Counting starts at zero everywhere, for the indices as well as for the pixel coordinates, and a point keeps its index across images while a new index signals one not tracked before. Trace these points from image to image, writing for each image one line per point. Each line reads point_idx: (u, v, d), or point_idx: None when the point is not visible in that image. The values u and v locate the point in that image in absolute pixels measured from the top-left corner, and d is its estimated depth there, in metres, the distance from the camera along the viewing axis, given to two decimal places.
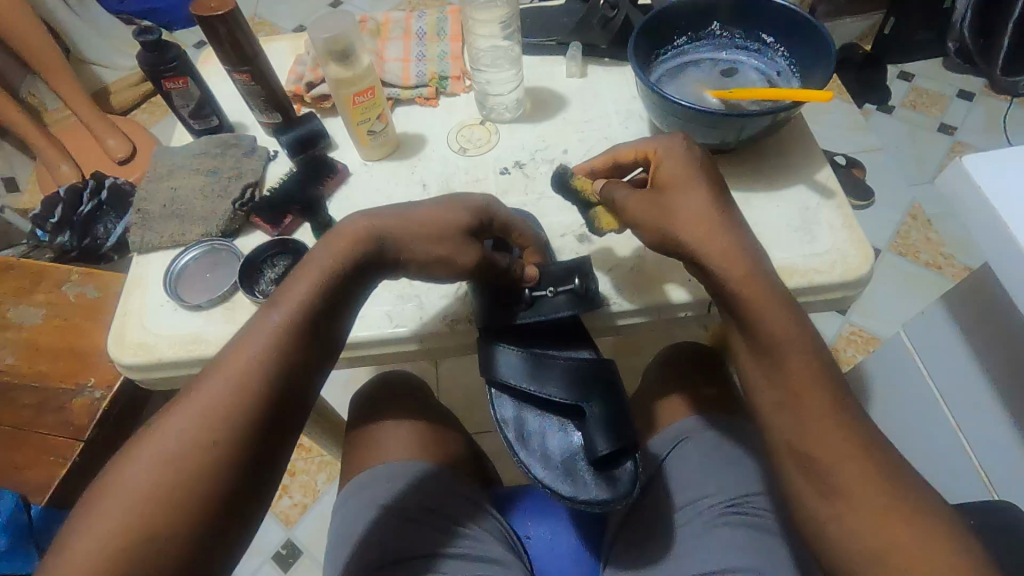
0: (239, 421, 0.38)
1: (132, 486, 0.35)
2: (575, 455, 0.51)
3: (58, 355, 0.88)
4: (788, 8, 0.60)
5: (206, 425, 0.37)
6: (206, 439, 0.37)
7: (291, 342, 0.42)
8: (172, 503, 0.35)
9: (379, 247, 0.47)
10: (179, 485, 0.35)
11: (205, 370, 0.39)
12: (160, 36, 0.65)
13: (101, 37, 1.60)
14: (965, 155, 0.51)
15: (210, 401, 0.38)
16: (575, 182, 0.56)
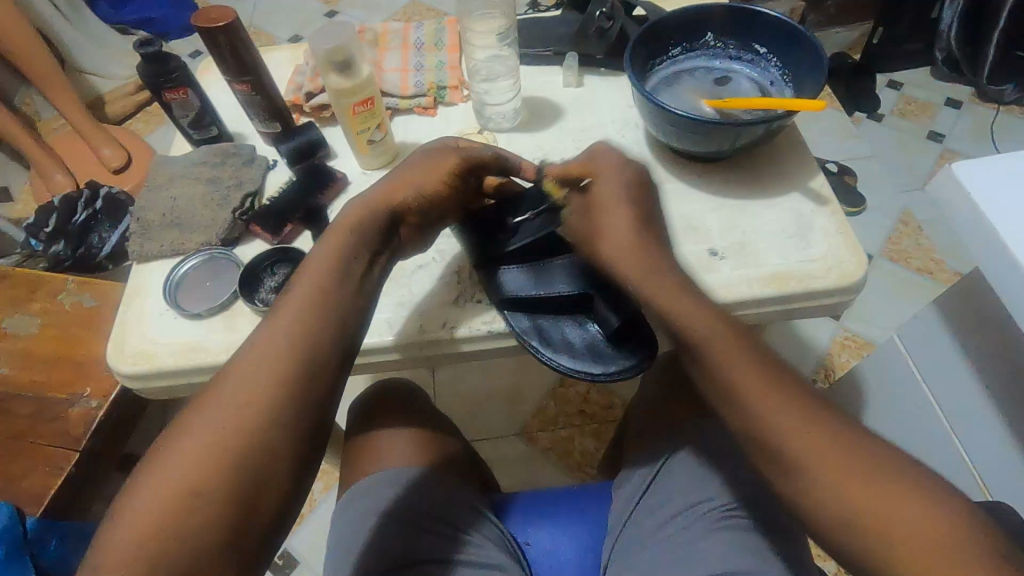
0: (263, 411, 0.42)
1: (176, 467, 0.40)
2: (595, 339, 0.56)
3: (54, 364, 0.88)
4: (780, 19, 0.61)
5: (235, 414, 0.42)
6: (235, 427, 0.42)
7: (311, 340, 0.46)
8: (206, 482, 0.40)
9: (381, 215, 0.54)
10: (211, 467, 0.40)
11: (239, 368, 0.44)
12: (161, 48, 0.65)
13: (96, 48, 1.61)
14: (955, 163, 0.53)
15: (239, 394, 0.43)
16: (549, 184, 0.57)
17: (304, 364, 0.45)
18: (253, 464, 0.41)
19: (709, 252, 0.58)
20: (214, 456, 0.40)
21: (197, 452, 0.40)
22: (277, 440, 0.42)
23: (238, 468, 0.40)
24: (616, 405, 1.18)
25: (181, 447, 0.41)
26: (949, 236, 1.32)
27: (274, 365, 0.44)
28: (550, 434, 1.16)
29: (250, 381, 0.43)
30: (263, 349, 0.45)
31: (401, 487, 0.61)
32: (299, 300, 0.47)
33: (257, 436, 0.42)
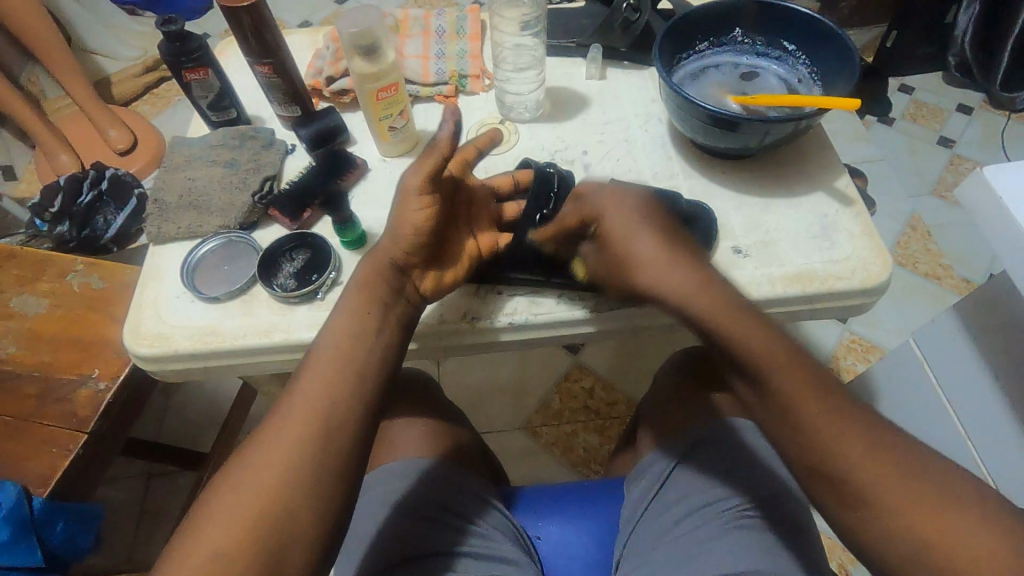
0: (306, 447, 0.43)
1: (224, 511, 0.40)
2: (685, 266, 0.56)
3: (61, 345, 0.87)
4: (812, 17, 0.61)
5: (279, 453, 0.43)
6: (281, 463, 0.42)
7: (346, 377, 0.46)
8: (255, 521, 0.40)
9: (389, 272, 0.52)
10: (260, 503, 0.40)
11: (278, 411, 0.45)
12: (183, 26, 0.63)
13: (103, 27, 1.59)
14: (985, 166, 0.52)
15: (281, 435, 0.43)
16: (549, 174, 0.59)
17: (340, 398, 0.45)
18: (308, 505, 0.41)
19: (732, 249, 0.57)
20: (269, 499, 0.41)
21: (254, 497, 0.41)
22: (328, 481, 0.43)
23: (294, 509, 0.41)
24: (620, 401, 1.18)
25: (237, 488, 0.41)
26: (957, 242, 1.32)
27: (322, 412, 0.44)
28: (554, 428, 1.16)
29: (298, 424, 0.44)
30: (302, 387, 0.46)
31: (414, 478, 0.61)
32: (337, 346, 0.48)
33: (303, 472, 0.42)
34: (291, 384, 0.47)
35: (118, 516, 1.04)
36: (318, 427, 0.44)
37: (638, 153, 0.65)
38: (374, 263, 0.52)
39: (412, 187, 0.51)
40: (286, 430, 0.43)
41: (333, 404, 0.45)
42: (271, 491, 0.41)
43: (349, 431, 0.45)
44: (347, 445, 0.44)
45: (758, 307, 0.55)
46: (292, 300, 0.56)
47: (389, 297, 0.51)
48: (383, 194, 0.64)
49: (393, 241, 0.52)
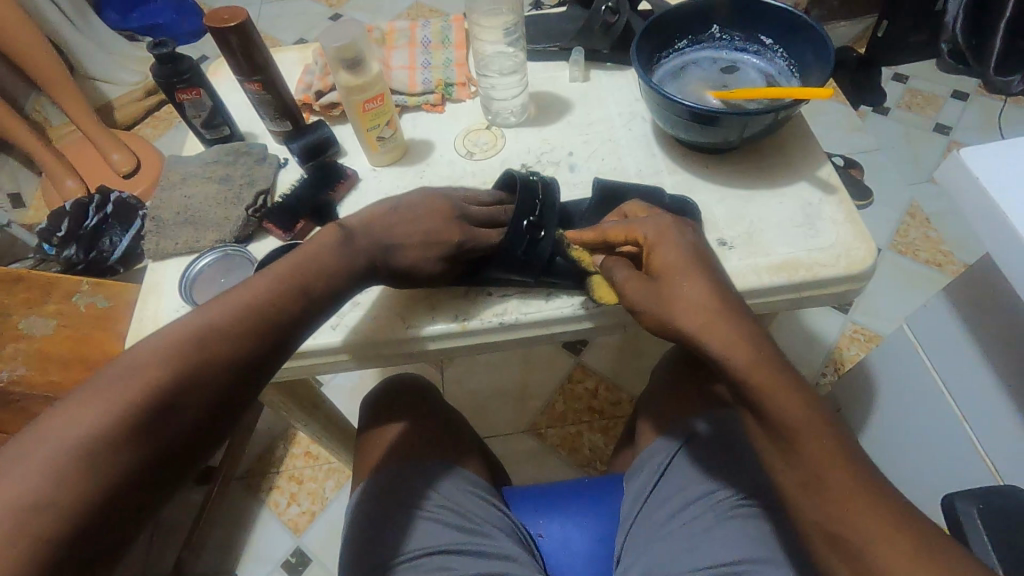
0: (207, 373, 0.42)
1: (95, 411, 0.38)
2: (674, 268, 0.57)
3: (69, 364, 0.89)
4: (785, 10, 0.62)
5: (176, 369, 0.41)
6: (175, 382, 0.41)
7: (263, 318, 0.46)
8: (130, 428, 0.38)
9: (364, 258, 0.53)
10: (140, 415, 0.39)
11: (178, 326, 0.43)
12: (174, 49, 0.66)
13: (105, 54, 1.63)
14: (963, 148, 0.53)
15: (181, 352, 0.42)
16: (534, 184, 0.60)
17: (249, 333, 0.45)
18: (203, 395, 0.42)
19: (718, 241, 0.58)
20: (178, 377, 0.41)
21: (132, 403, 0.39)
22: (229, 382, 0.43)
23: (171, 429, 0.40)
24: (624, 401, 1.18)
25: (118, 388, 0.39)
26: (956, 228, 1.31)
27: (225, 341, 0.43)
28: (559, 430, 1.16)
29: (231, 312, 0.44)
30: (216, 313, 0.44)
31: (412, 479, 0.62)
32: (291, 268, 0.49)
33: (190, 396, 0.41)
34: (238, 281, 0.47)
35: None
36: (247, 328, 0.45)
37: (624, 153, 0.66)
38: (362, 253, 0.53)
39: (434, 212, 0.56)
40: (187, 351, 0.42)
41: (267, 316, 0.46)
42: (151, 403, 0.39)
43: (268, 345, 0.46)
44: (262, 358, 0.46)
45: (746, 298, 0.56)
46: None
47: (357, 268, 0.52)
48: (374, 202, 0.65)
49: (374, 232, 0.54)
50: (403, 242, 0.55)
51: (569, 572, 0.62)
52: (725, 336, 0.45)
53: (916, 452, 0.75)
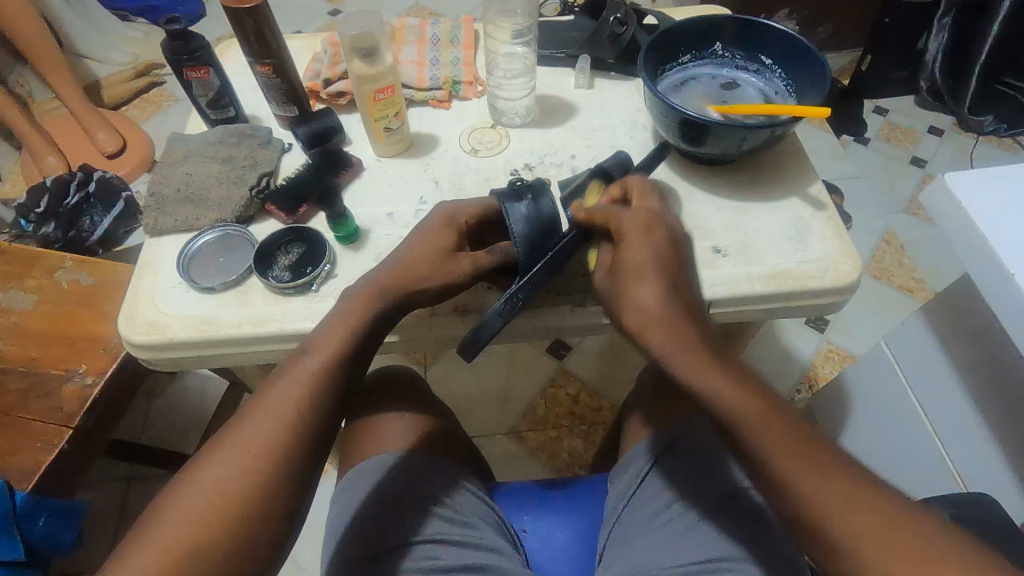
0: (281, 451, 0.45)
1: (187, 506, 0.42)
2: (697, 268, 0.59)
3: (48, 341, 0.87)
4: (786, 32, 0.65)
5: (253, 455, 0.44)
6: (251, 466, 0.44)
7: (322, 388, 0.48)
8: (224, 518, 0.42)
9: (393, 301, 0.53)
10: (229, 504, 0.43)
11: (249, 413, 0.47)
12: (186, 27, 0.66)
13: (95, 33, 1.61)
14: (947, 174, 0.56)
15: (254, 438, 0.45)
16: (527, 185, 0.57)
17: (312, 406, 0.48)
18: (253, 519, 0.43)
19: (713, 249, 0.60)
20: (220, 510, 0.42)
21: (221, 492, 0.43)
22: (277, 496, 0.44)
23: (263, 508, 0.43)
24: (604, 407, 1.19)
25: (206, 482, 0.43)
26: (928, 257, 1.37)
27: (292, 415, 0.47)
28: (539, 434, 1.17)
29: (295, 390, 0.48)
30: (279, 394, 0.48)
31: (400, 466, 0.62)
32: (311, 363, 0.49)
33: (273, 476, 0.44)
34: (256, 397, 0.48)
35: (98, 516, 1.03)
36: (275, 441, 0.45)
37: None
38: (363, 294, 0.53)
39: (436, 242, 0.55)
40: (257, 435, 0.45)
41: (294, 419, 0.47)
42: (239, 492, 0.43)
43: (304, 448, 0.46)
44: (301, 461, 0.46)
45: (738, 304, 0.58)
46: (287, 291, 0.57)
47: (367, 331, 0.52)
48: (378, 191, 0.66)
49: (396, 273, 0.53)
50: (405, 278, 0.53)
51: (552, 567, 0.62)
52: (669, 343, 0.50)
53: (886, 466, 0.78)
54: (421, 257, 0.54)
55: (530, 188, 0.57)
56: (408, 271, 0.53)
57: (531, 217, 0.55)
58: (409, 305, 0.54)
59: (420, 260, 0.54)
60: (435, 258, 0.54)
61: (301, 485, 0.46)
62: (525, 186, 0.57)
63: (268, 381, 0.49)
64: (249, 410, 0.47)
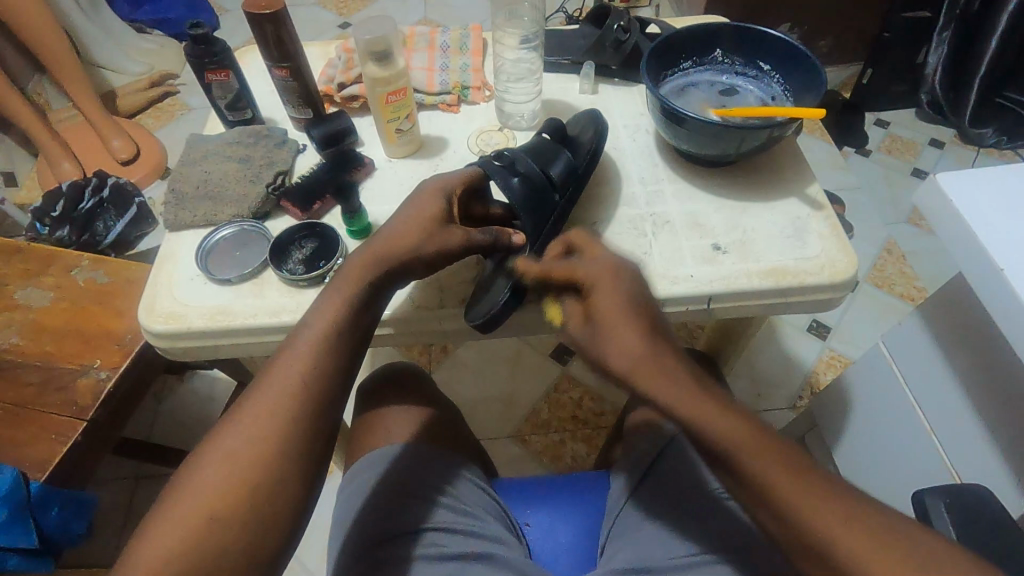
0: (291, 420, 0.46)
1: (204, 479, 0.44)
2: (693, 262, 0.61)
3: (63, 336, 0.89)
4: (783, 39, 0.67)
5: (263, 426, 0.46)
6: (260, 438, 0.45)
7: (326, 357, 0.49)
8: (242, 488, 0.43)
9: (386, 273, 0.54)
10: (245, 475, 0.44)
11: (256, 388, 0.48)
12: (208, 31, 0.69)
13: (114, 44, 1.66)
14: (939, 174, 0.58)
15: (264, 410, 0.46)
16: (501, 156, 0.61)
17: (316, 376, 0.48)
18: (269, 492, 0.44)
19: (713, 247, 0.62)
20: (229, 493, 0.43)
21: (238, 463, 0.44)
22: (289, 471, 0.45)
23: (279, 477, 0.45)
24: (608, 411, 1.20)
25: (220, 457, 0.45)
26: (930, 266, 1.38)
27: (299, 385, 0.48)
28: (542, 437, 1.18)
29: (301, 360, 0.49)
30: (282, 367, 0.49)
31: (406, 458, 0.64)
32: (310, 334, 0.50)
33: (286, 443, 0.46)
34: (258, 378, 0.49)
35: (106, 514, 1.04)
36: (285, 411, 0.46)
37: (627, 161, 0.70)
38: (360, 267, 0.53)
39: (428, 214, 0.55)
40: (266, 406, 0.46)
41: (302, 393, 0.47)
42: (255, 462, 0.44)
43: (310, 424, 0.47)
44: (309, 442, 0.47)
45: (738, 298, 0.60)
46: (301, 283, 0.59)
47: (365, 298, 0.53)
48: (389, 189, 0.68)
49: (386, 245, 0.54)
50: (403, 249, 0.54)
51: (554, 560, 0.63)
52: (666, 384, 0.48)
53: (887, 468, 0.78)
54: (416, 227, 0.55)
55: (504, 159, 0.60)
56: (399, 240, 0.54)
57: (525, 193, 0.58)
58: (401, 276, 0.55)
59: (416, 233, 0.55)
60: (435, 230, 0.55)
61: (309, 468, 0.46)
62: (501, 158, 0.60)
63: (272, 356, 0.50)
64: (256, 385, 0.48)
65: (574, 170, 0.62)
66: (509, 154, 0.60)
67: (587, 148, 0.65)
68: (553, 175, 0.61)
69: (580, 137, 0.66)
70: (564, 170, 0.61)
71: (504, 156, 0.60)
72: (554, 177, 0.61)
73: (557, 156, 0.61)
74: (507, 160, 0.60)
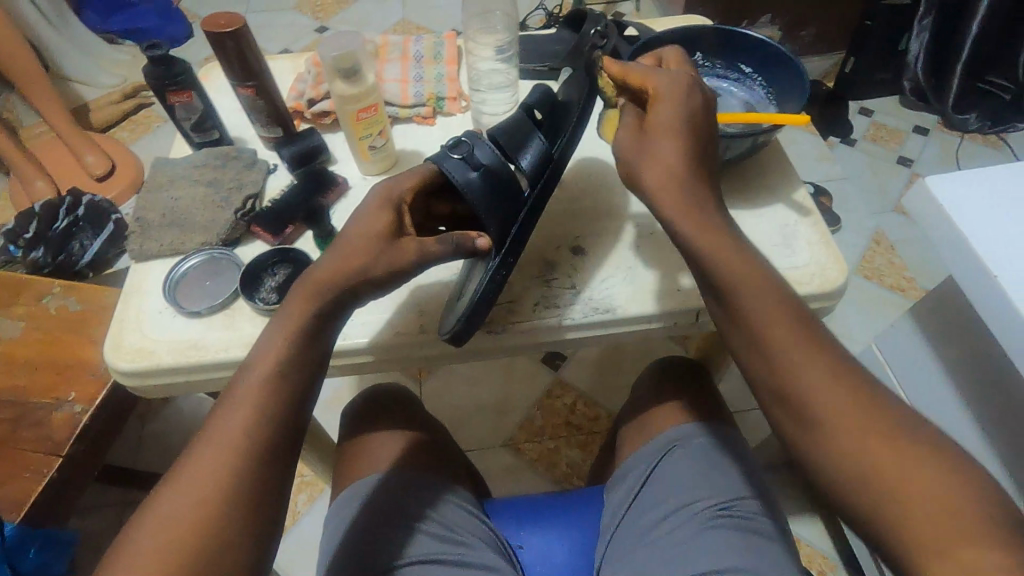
0: (239, 473, 0.44)
1: (145, 548, 0.41)
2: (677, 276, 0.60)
3: (36, 368, 0.86)
4: (765, 42, 0.65)
5: (209, 484, 0.43)
6: (206, 497, 0.43)
7: (273, 403, 0.47)
8: (187, 553, 0.41)
9: (334, 302, 0.51)
10: (191, 539, 0.42)
11: (199, 442, 0.45)
12: (167, 51, 0.67)
13: (84, 57, 1.62)
14: (928, 176, 0.56)
15: (210, 467, 0.44)
16: (462, 140, 0.54)
17: (264, 425, 0.46)
18: (218, 553, 0.42)
19: None
20: (170, 562, 0.41)
21: (180, 526, 0.42)
22: (238, 530, 0.43)
23: (228, 537, 0.42)
24: (602, 416, 1.19)
25: (163, 521, 0.42)
26: (919, 255, 1.38)
27: (245, 437, 0.45)
28: (536, 445, 1.17)
29: (247, 411, 0.46)
30: (226, 418, 0.46)
31: (395, 488, 0.62)
32: (254, 379, 0.47)
33: (234, 500, 0.43)
34: (201, 433, 0.46)
35: (92, 544, 1.02)
36: (232, 466, 0.44)
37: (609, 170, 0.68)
38: (299, 299, 0.50)
39: (374, 230, 0.51)
40: (211, 463, 0.44)
41: (250, 444, 0.45)
42: (200, 524, 0.42)
43: (262, 477, 0.45)
44: (261, 494, 0.45)
45: None
46: (273, 313, 0.57)
47: (309, 334, 0.50)
48: None
49: (329, 270, 0.51)
50: (345, 273, 0.51)
51: None
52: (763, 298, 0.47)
53: None
54: (361, 245, 0.50)
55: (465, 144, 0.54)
56: (346, 263, 0.50)
57: (487, 190, 0.52)
58: (351, 302, 0.52)
59: (361, 252, 0.50)
60: (378, 248, 0.51)
61: (259, 527, 0.44)
62: (460, 146, 0.53)
63: (214, 406, 0.47)
64: (199, 439, 0.46)
65: (548, 160, 0.57)
66: (472, 138, 0.54)
67: (562, 134, 0.59)
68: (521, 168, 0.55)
69: (563, 108, 0.60)
70: (534, 163, 0.56)
71: (464, 141, 0.53)
72: (522, 169, 0.55)
73: (528, 144, 0.56)
74: (470, 147, 0.53)
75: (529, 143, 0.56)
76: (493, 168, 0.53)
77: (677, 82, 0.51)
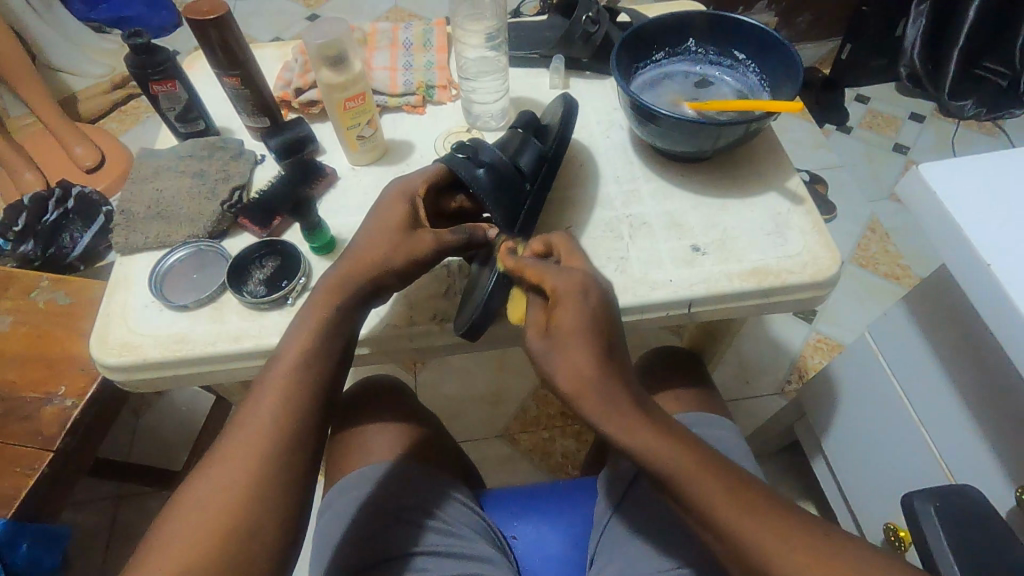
0: (272, 458, 0.44)
1: (178, 533, 0.41)
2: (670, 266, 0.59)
3: (25, 363, 0.85)
4: (758, 28, 0.65)
5: (242, 469, 0.43)
6: (240, 481, 0.43)
7: (302, 389, 0.47)
8: (221, 537, 0.41)
9: (361, 292, 0.52)
10: (223, 522, 0.41)
11: (233, 429, 0.45)
12: (149, 41, 0.65)
13: (70, 46, 1.59)
14: (921, 163, 0.55)
15: (243, 452, 0.44)
16: (463, 144, 0.56)
17: (294, 411, 0.46)
18: (251, 537, 0.41)
19: (692, 248, 0.60)
20: (204, 546, 0.40)
21: (213, 511, 0.41)
22: (270, 514, 0.42)
23: (260, 521, 0.42)
24: None
25: (193, 506, 0.42)
26: (914, 243, 1.38)
27: (277, 423, 0.45)
28: (531, 435, 1.17)
29: (278, 396, 0.46)
30: (257, 405, 0.46)
31: (387, 480, 0.61)
32: (283, 366, 0.48)
33: (267, 484, 0.43)
34: (232, 421, 0.46)
35: (86, 537, 1.02)
36: (264, 451, 0.44)
37: (600, 159, 0.67)
38: (325, 290, 0.51)
39: (392, 222, 0.53)
40: (245, 448, 0.44)
41: (281, 429, 0.45)
42: (233, 509, 0.42)
43: (293, 461, 0.45)
44: (293, 478, 0.44)
45: (719, 301, 0.58)
46: (262, 306, 0.56)
47: (338, 323, 0.50)
48: (353, 201, 0.65)
49: (354, 260, 0.52)
50: (368, 265, 0.52)
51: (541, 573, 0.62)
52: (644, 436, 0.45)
53: (874, 458, 0.78)
54: (380, 238, 0.52)
55: (468, 147, 0.56)
56: (367, 255, 0.52)
57: (495, 185, 0.54)
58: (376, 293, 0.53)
59: (381, 244, 0.52)
60: (396, 238, 0.52)
61: (291, 511, 0.44)
62: (465, 147, 0.56)
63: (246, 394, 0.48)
64: (232, 427, 0.46)
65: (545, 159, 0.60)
66: (473, 141, 0.56)
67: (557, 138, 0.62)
68: (522, 164, 0.57)
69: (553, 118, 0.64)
70: (535, 160, 0.58)
71: (466, 144, 0.56)
72: (524, 167, 0.58)
73: (527, 146, 0.58)
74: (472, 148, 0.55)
75: (528, 145, 0.59)
76: (498, 164, 0.55)
77: (575, 276, 0.50)
